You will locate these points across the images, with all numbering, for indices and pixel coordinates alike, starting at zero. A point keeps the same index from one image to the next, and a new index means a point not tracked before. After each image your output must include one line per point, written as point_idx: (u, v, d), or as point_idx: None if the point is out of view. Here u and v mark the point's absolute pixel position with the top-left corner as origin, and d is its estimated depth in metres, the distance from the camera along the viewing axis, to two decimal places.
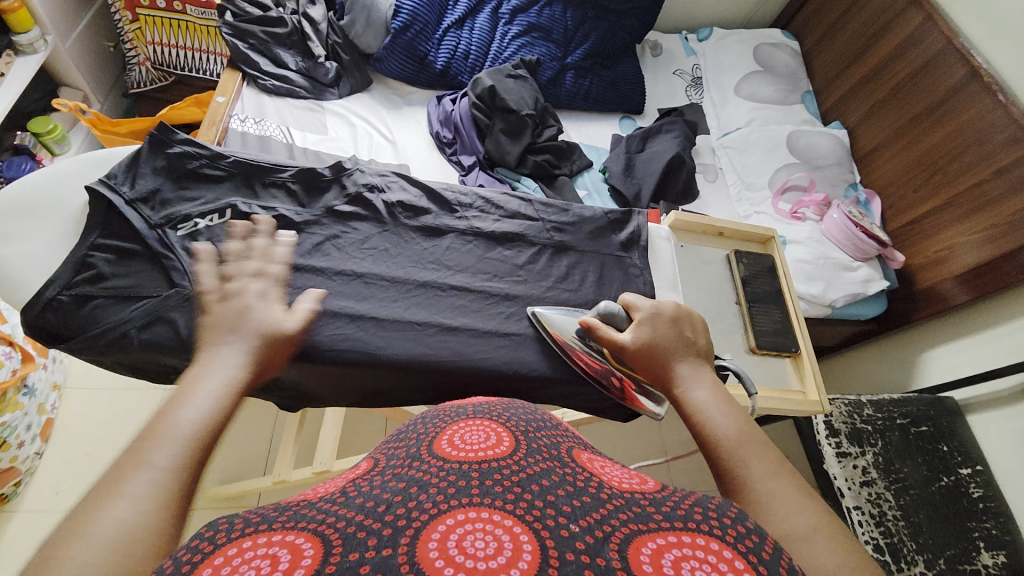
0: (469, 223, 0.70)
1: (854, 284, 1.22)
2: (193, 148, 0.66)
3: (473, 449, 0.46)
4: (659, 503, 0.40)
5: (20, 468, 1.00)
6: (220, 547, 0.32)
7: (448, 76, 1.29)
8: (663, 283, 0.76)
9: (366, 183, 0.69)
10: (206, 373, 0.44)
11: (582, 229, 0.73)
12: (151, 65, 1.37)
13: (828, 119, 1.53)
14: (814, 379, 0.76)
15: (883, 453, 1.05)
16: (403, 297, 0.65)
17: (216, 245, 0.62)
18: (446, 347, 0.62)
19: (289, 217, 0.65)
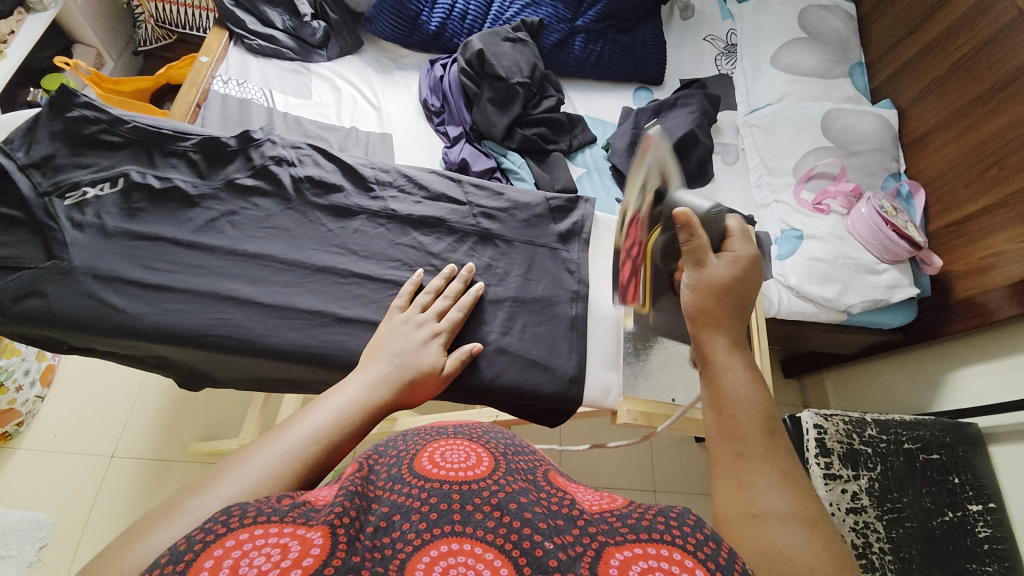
0: (383, 205, 0.63)
1: (876, 289, 1.08)
2: (97, 112, 0.59)
3: (452, 468, 0.41)
4: (626, 516, 0.37)
5: (20, 409, 1.10)
6: (232, 530, 0.31)
7: (443, 39, 1.22)
8: (602, 281, 0.68)
9: (274, 155, 0.61)
10: (355, 386, 0.47)
11: (514, 216, 0.67)
12: (155, 23, 1.37)
13: (878, 96, 1.33)
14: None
15: (880, 480, 0.95)
16: (299, 283, 0.58)
17: (103, 217, 0.55)
18: (333, 342, 0.55)
19: (183, 188, 0.58)
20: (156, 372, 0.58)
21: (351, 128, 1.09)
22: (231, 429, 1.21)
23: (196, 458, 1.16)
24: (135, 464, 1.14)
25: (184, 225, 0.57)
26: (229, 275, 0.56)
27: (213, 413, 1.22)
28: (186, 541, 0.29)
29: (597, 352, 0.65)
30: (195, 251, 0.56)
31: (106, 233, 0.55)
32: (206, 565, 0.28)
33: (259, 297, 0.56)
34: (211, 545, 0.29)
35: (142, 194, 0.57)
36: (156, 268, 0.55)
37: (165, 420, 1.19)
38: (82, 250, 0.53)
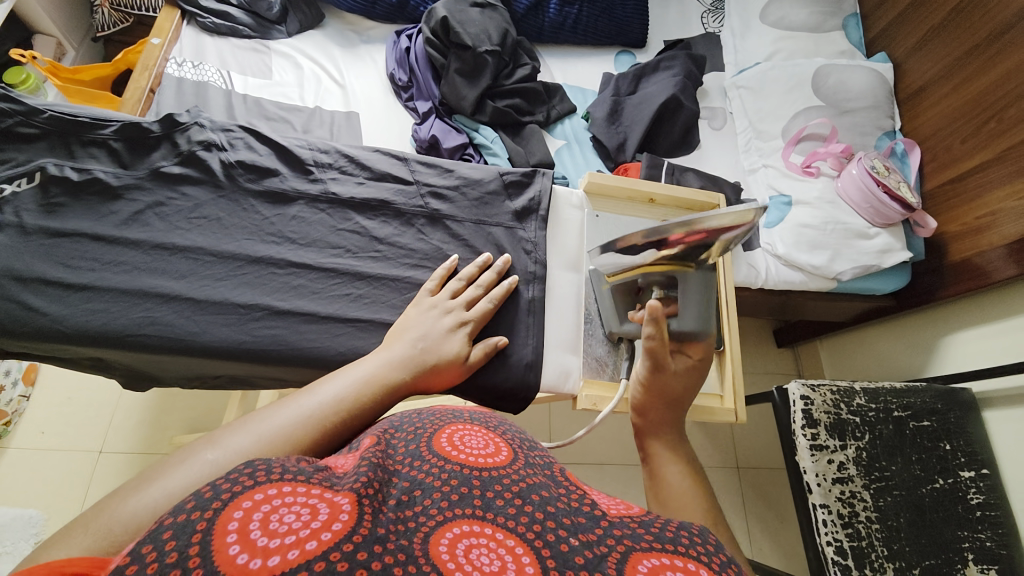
0: (323, 188, 0.59)
1: (867, 255, 1.04)
2: (8, 101, 0.55)
3: (472, 453, 0.38)
4: (647, 523, 0.35)
5: (4, 409, 1.10)
6: (259, 485, 0.29)
7: (408, 8, 1.15)
8: (561, 262, 0.66)
9: (201, 139, 0.57)
10: (376, 362, 0.47)
11: (465, 195, 0.63)
12: (111, 6, 1.30)
13: (872, 50, 1.26)
14: (733, 385, 0.67)
15: (868, 449, 0.94)
16: (232, 276, 0.55)
17: (20, 215, 0.52)
18: (269, 335, 0.53)
19: (103, 179, 0.55)
20: (94, 373, 0.56)
21: (315, 108, 1.04)
22: (216, 421, 1.21)
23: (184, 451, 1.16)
24: (124, 459, 1.15)
25: (106, 219, 0.54)
26: (157, 270, 0.53)
27: (197, 406, 1.21)
28: (210, 489, 0.28)
29: (554, 335, 0.63)
30: (117, 247, 0.53)
31: (25, 232, 0.52)
32: (235, 516, 0.27)
33: (189, 292, 0.53)
34: (239, 497, 0.28)
35: (60, 187, 0.54)
36: (77, 266, 0.52)
37: (151, 415, 1.19)
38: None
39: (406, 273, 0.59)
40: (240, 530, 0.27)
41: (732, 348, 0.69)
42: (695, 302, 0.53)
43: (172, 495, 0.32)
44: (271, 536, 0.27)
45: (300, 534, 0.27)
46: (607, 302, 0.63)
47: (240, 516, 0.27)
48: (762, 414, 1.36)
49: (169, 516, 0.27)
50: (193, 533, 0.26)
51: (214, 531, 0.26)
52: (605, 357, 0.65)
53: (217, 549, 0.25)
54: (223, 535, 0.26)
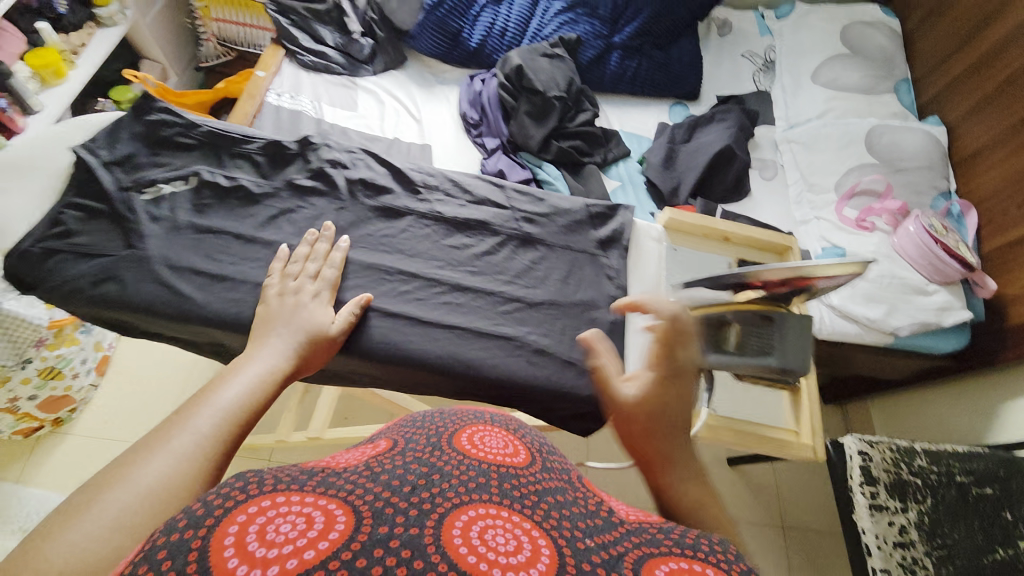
0: (430, 207, 0.65)
1: (926, 311, 1.04)
2: (171, 116, 0.64)
3: (491, 451, 0.42)
4: (669, 530, 0.37)
5: (75, 396, 1.19)
6: (253, 497, 0.30)
7: (483, 55, 1.25)
8: (642, 290, 0.68)
9: (330, 158, 0.65)
10: (269, 351, 0.47)
11: (555, 222, 0.68)
12: (217, 41, 1.46)
13: (925, 114, 1.30)
14: (810, 421, 0.65)
15: (932, 513, 0.90)
16: (348, 278, 0.60)
17: (174, 212, 0.59)
18: (377, 334, 0.58)
19: (247, 186, 0.62)
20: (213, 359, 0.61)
21: (394, 139, 1.14)
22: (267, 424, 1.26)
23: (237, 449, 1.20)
24: None
25: (246, 221, 0.61)
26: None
27: None
28: (203, 506, 0.29)
29: (636, 358, 0.64)
30: (254, 246, 0.60)
31: (177, 227, 0.59)
32: (231, 530, 0.28)
33: None
34: (233, 511, 0.29)
35: (211, 191, 0.61)
36: (219, 260, 0.58)
37: None
38: (155, 241, 0.57)
39: (500, 288, 0.63)
40: (237, 543, 0.27)
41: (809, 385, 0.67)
42: (793, 342, 0.57)
43: (104, 530, 0.30)
44: (269, 546, 0.27)
45: (298, 543, 0.27)
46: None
47: (240, 524, 0.28)
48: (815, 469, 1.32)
49: (160, 536, 0.28)
50: (189, 550, 0.27)
51: (211, 545, 0.27)
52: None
53: (214, 563, 0.26)
54: (220, 551, 0.27)
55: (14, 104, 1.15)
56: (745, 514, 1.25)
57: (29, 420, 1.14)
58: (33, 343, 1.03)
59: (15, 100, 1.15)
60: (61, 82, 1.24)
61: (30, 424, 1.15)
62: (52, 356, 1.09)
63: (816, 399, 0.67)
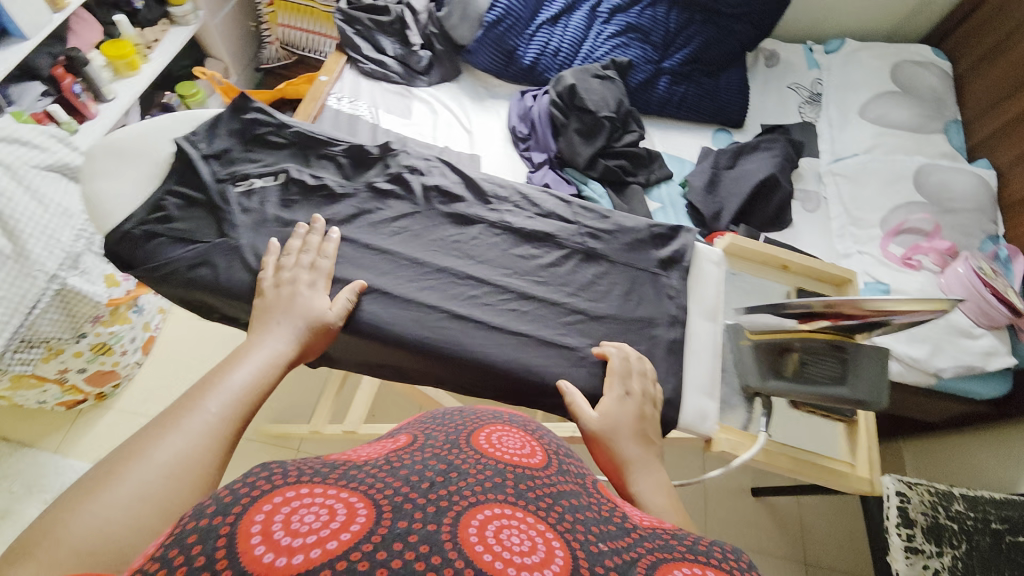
0: (501, 217, 0.68)
1: (971, 354, 1.01)
2: (264, 116, 0.70)
3: (508, 452, 0.40)
4: (683, 537, 0.37)
5: (119, 372, 1.24)
6: (277, 488, 0.31)
7: (535, 73, 1.29)
8: (700, 311, 0.68)
9: (408, 164, 0.70)
10: (273, 339, 0.52)
11: (619, 239, 0.69)
12: (280, 45, 1.54)
13: (974, 156, 1.28)
14: (867, 455, 0.65)
15: (966, 560, 0.87)
16: (418, 279, 0.63)
17: (266, 207, 0.64)
18: (444, 335, 0.60)
19: (331, 186, 0.66)
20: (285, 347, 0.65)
21: (445, 147, 1.18)
22: (299, 415, 1.31)
23: (266, 440, 1.26)
24: None
25: (329, 218, 0.65)
26: (363, 266, 0.63)
27: (287, 397, 1.32)
28: (231, 495, 0.30)
29: (692, 378, 0.64)
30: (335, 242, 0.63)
31: (268, 220, 0.63)
32: (257, 518, 0.29)
33: (385, 288, 0.62)
34: (258, 501, 0.30)
35: (298, 188, 0.65)
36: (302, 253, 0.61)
37: None
38: (245, 233, 0.61)
39: (562, 300, 0.65)
40: (264, 532, 0.28)
41: (866, 418, 0.67)
42: (868, 373, 0.55)
43: (126, 498, 0.35)
44: (293, 535, 0.28)
45: (321, 534, 0.28)
46: (745, 358, 0.65)
47: (264, 517, 0.29)
48: (846, 504, 1.30)
49: (192, 520, 0.29)
50: (219, 536, 0.28)
51: (239, 534, 0.28)
52: (738, 406, 0.66)
53: (242, 552, 0.27)
54: (247, 539, 0.28)
55: (89, 91, 1.22)
56: (768, 545, 1.23)
57: (76, 393, 1.20)
58: (90, 317, 1.05)
59: (90, 87, 1.21)
60: (132, 73, 1.30)
61: (75, 396, 1.21)
62: (106, 332, 1.13)
63: (872, 433, 0.67)
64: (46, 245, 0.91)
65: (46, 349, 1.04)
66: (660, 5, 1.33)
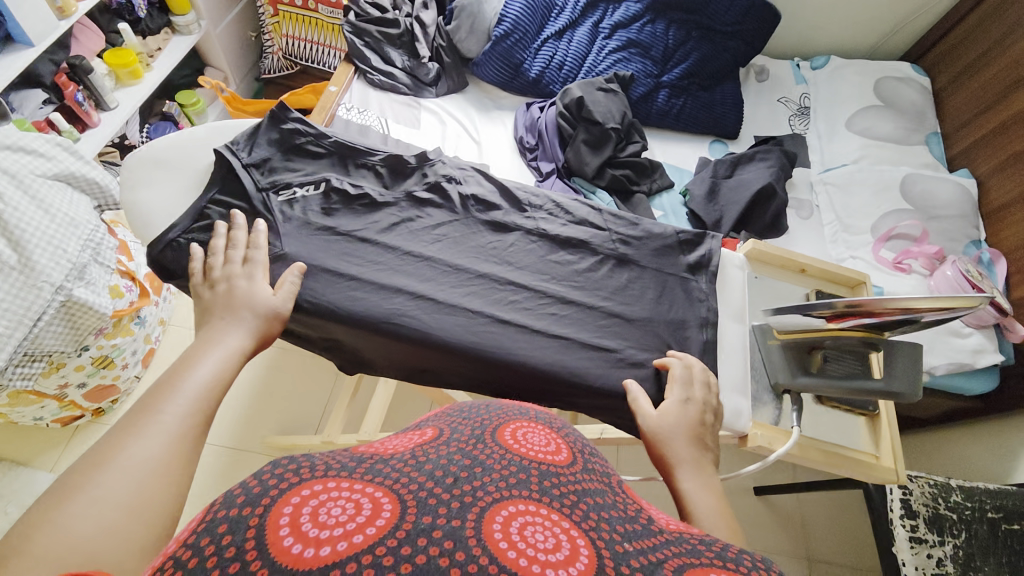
0: (536, 224, 0.76)
1: (961, 352, 1.07)
2: (303, 126, 0.76)
3: (534, 449, 0.39)
4: (710, 542, 0.34)
5: (119, 387, 1.20)
6: (307, 481, 0.31)
7: (541, 85, 1.32)
8: (729, 313, 0.75)
9: (445, 173, 0.78)
10: (230, 336, 0.55)
11: (648, 245, 0.76)
12: (283, 55, 1.53)
13: (954, 165, 1.35)
14: (890, 446, 0.69)
15: (966, 548, 0.90)
16: (463, 285, 0.72)
17: (309, 215, 0.72)
18: (491, 338, 0.68)
19: (371, 195, 0.75)
20: (340, 348, 0.73)
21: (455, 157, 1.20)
22: (304, 426, 1.30)
23: (270, 451, 1.24)
24: (217, 451, 1.23)
25: (371, 226, 0.73)
26: (406, 272, 0.71)
27: (291, 410, 1.31)
28: (259, 486, 0.30)
29: (726, 377, 0.70)
30: (377, 248, 0.72)
31: (335, 232, 0.72)
32: (285, 511, 0.28)
33: (430, 293, 0.70)
34: (287, 493, 0.29)
35: (339, 197, 0.74)
36: (348, 261, 0.70)
37: (249, 407, 1.30)
38: (289, 239, 0.69)
39: (600, 302, 0.73)
40: (292, 523, 0.28)
41: (887, 410, 0.70)
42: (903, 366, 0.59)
43: (102, 507, 0.36)
44: (321, 527, 0.28)
45: (348, 527, 0.28)
46: (773, 357, 0.71)
47: (291, 509, 0.29)
48: (846, 497, 1.34)
49: (221, 508, 0.29)
50: (248, 527, 0.27)
51: (267, 525, 0.28)
52: (768, 403, 0.70)
53: (272, 543, 0.27)
54: (276, 530, 0.27)
55: (89, 99, 1.20)
56: (771, 545, 1.25)
57: (74, 408, 1.16)
58: (93, 329, 1.01)
59: (92, 95, 1.20)
60: (135, 82, 1.29)
61: (73, 412, 1.17)
62: (108, 344, 1.10)
63: (895, 425, 0.70)
64: (53, 257, 0.88)
65: (47, 363, 1.00)
66: (659, 22, 1.39)
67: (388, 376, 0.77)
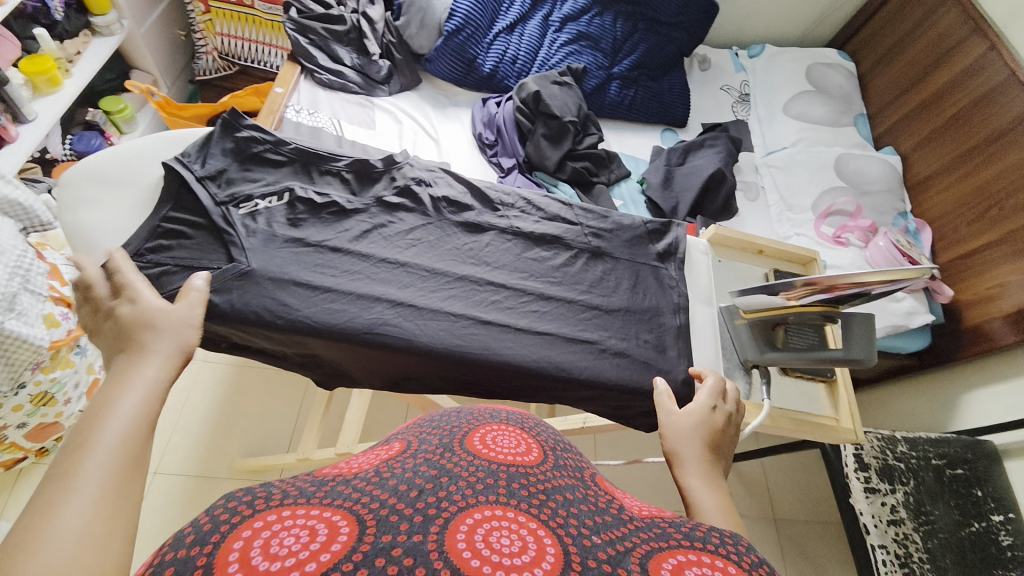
0: (510, 223, 0.77)
1: (897, 315, 1.17)
2: (259, 134, 0.73)
3: (502, 451, 0.40)
4: (679, 524, 0.35)
5: (63, 423, 1.11)
6: (259, 512, 0.29)
7: (495, 80, 1.32)
8: (698, 297, 0.80)
9: (414, 176, 0.78)
10: (147, 370, 0.46)
11: (619, 237, 0.79)
12: (218, 54, 1.45)
13: (881, 143, 1.47)
14: (849, 409, 0.75)
15: (915, 493, 1.00)
16: (442, 289, 0.72)
17: (274, 227, 0.69)
18: (475, 339, 0.68)
19: (339, 202, 0.73)
20: (321, 363, 0.71)
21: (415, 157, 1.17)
22: (277, 445, 1.25)
23: (240, 476, 1.19)
24: (179, 481, 1.15)
25: (342, 235, 0.72)
26: (381, 280, 0.70)
27: (262, 429, 1.25)
28: (209, 521, 0.28)
29: (702, 359, 0.75)
30: (351, 257, 0.70)
31: (307, 244, 0.69)
32: (236, 546, 0.26)
33: (410, 300, 0.70)
34: (239, 526, 0.27)
35: (305, 207, 0.71)
36: (322, 272, 0.68)
37: (213, 430, 1.23)
38: (255, 255, 0.66)
39: (578, 296, 0.75)
40: (242, 558, 0.26)
41: (843, 376, 0.77)
42: (859, 335, 0.63)
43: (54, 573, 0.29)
44: (272, 558, 0.26)
45: (300, 556, 0.26)
46: (741, 336, 0.75)
47: (241, 547, 0.26)
48: (806, 457, 1.45)
49: (168, 549, 0.26)
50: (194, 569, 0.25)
51: (215, 563, 0.25)
52: (739, 378, 0.75)
53: None
54: (224, 565, 0.25)
55: (6, 112, 1.08)
56: (740, 509, 1.34)
57: (15, 451, 1.07)
58: (30, 364, 0.92)
59: (7, 107, 1.08)
60: (54, 90, 1.18)
61: (14, 455, 1.08)
62: (46, 379, 1.00)
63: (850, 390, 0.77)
64: None
65: None
66: (607, 14, 1.41)
67: (369, 386, 0.76)
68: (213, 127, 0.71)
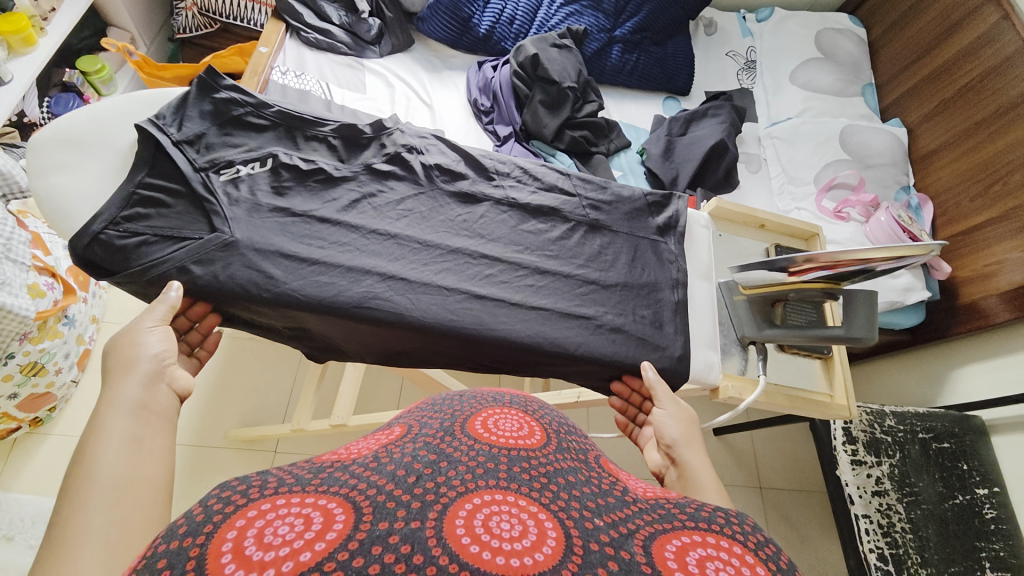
0: (505, 193, 0.75)
1: (893, 291, 1.16)
2: (240, 95, 0.69)
3: (504, 435, 0.39)
4: (683, 505, 0.35)
5: (55, 393, 1.10)
6: (254, 500, 0.28)
7: (491, 42, 1.26)
8: (696, 272, 0.79)
9: (405, 143, 0.74)
10: (125, 390, 0.51)
11: (618, 209, 0.77)
12: (198, 10, 1.37)
13: (887, 115, 1.43)
14: (843, 386, 0.75)
15: (900, 466, 1.02)
16: (435, 261, 0.70)
17: (258, 195, 0.66)
18: (469, 314, 0.67)
19: (326, 169, 0.70)
20: (312, 337, 0.70)
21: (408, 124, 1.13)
22: (272, 415, 1.25)
23: (236, 446, 1.19)
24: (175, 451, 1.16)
25: (330, 205, 0.69)
26: (372, 252, 0.68)
27: (257, 400, 1.25)
28: (202, 510, 0.27)
29: (698, 334, 0.74)
30: (340, 228, 0.68)
31: (293, 214, 0.67)
32: (229, 536, 0.26)
33: (401, 273, 0.68)
34: (232, 516, 0.26)
35: (290, 174, 0.68)
36: (310, 244, 0.66)
37: (207, 401, 1.23)
38: (239, 225, 0.64)
39: (574, 271, 0.74)
40: (235, 549, 0.25)
41: (839, 353, 0.77)
42: (861, 314, 0.61)
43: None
44: (266, 549, 0.25)
45: (295, 545, 0.25)
46: (739, 312, 0.75)
47: (235, 537, 0.25)
48: (795, 430, 1.48)
49: (162, 542, 0.26)
50: (187, 560, 0.25)
51: (209, 554, 0.25)
52: (735, 354, 0.76)
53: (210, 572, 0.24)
54: (218, 558, 0.24)
55: None
56: (729, 479, 1.37)
57: (8, 421, 1.05)
58: (17, 335, 0.91)
59: None
60: (30, 50, 1.11)
61: (8, 426, 1.07)
62: (35, 350, 0.99)
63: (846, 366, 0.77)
64: None
65: None
66: None
67: (362, 360, 0.75)
68: (189, 87, 0.67)
